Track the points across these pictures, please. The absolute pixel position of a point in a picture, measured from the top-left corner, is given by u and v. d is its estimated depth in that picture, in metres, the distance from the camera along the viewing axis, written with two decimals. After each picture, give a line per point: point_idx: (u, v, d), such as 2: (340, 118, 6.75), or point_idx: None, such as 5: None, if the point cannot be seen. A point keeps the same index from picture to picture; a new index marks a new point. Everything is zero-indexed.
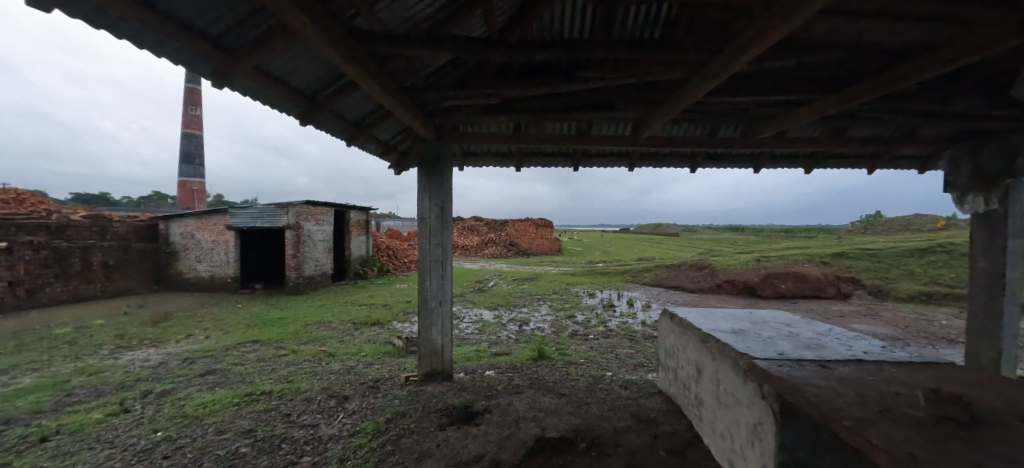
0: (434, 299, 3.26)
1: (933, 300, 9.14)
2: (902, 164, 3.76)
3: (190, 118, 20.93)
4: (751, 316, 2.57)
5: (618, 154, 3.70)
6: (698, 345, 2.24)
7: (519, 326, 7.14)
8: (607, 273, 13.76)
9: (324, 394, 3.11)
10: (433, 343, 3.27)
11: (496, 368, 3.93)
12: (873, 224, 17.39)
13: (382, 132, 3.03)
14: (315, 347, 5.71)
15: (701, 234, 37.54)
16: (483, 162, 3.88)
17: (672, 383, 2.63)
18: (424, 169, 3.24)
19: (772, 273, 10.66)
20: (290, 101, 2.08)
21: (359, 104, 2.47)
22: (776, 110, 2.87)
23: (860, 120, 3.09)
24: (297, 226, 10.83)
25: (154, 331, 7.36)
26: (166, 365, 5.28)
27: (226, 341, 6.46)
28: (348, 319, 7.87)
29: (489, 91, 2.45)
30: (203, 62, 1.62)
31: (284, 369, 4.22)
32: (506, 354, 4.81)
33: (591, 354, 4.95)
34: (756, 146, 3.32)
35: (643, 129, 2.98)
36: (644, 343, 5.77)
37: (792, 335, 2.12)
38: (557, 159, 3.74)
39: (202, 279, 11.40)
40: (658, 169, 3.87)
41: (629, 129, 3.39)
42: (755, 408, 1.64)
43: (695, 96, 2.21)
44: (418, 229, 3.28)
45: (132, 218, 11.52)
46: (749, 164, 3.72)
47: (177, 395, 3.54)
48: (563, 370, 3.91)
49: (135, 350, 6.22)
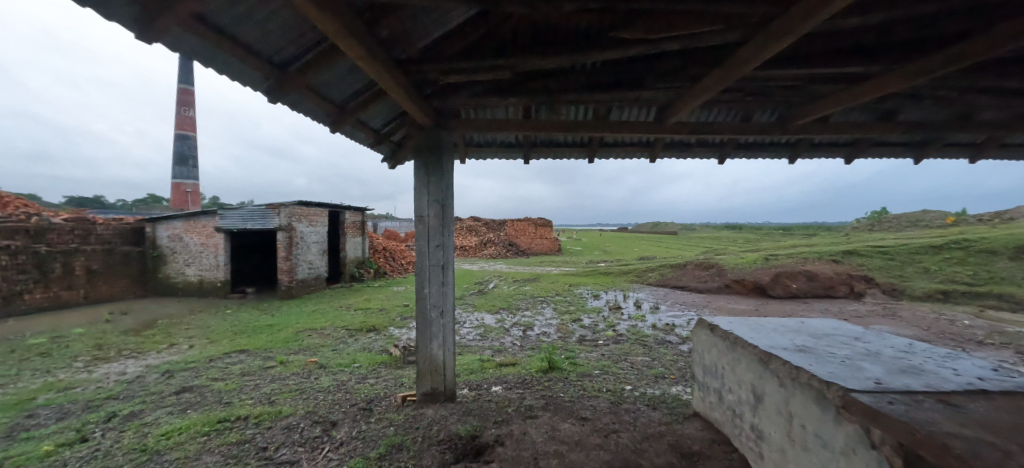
0: (435, 309, 2.85)
1: (950, 298, 8.83)
2: (955, 152, 3.39)
3: (184, 119, 20.42)
4: (806, 327, 2.20)
5: (638, 144, 3.33)
6: (756, 367, 1.86)
7: (524, 331, 6.75)
8: (611, 273, 13.37)
9: (309, 421, 2.70)
10: (433, 358, 2.87)
11: (504, 383, 3.54)
12: (880, 221, 17.11)
13: (374, 119, 2.66)
14: (305, 358, 5.29)
15: (702, 233, 36.13)
16: (487, 153, 3.51)
17: (715, 407, 2.25)
18: (421, 161, 2.84)
19: (782, 272, 10.30)
20: (253, 69, 1.69)
21: (345, 80, 2.07)
22: (828, 88, 2.51)
23: (922, 101, 2.71)
24: (289, 227, 10.38)
25: (135, 341, 6.91)
26: (143, 380, 4.86)
27: (211, 351, 6.05)
28: (343, 325, 7.45)
29: (501, 64, 2.07)
30: (127, 8, 1.21)
31: (268, 386, 3.81)
32: (513, 365, 4.42)
33: (603, 362, 4.56)
34: (797, 133, 2.95)
35: (673, 111, 2.61)
36: (659, 350, 5.39)
37: (871, 354, 1.76)
38: (571, 149, 3.36)
39: (191, 284, 10.95)
40: (682, 160, 3.50)
41: (652, 115, 3.02)
42: (856, 460, 1.26)
43: (749, 65, 1.84)
44: (416, 229, 2.88)
45: (117, 220, 11.05)
46: (783, 154, 3.35)
47: (144, 421, 3.13)
48: (578, 384, 3.52)
49: (112, 362, 5.78)
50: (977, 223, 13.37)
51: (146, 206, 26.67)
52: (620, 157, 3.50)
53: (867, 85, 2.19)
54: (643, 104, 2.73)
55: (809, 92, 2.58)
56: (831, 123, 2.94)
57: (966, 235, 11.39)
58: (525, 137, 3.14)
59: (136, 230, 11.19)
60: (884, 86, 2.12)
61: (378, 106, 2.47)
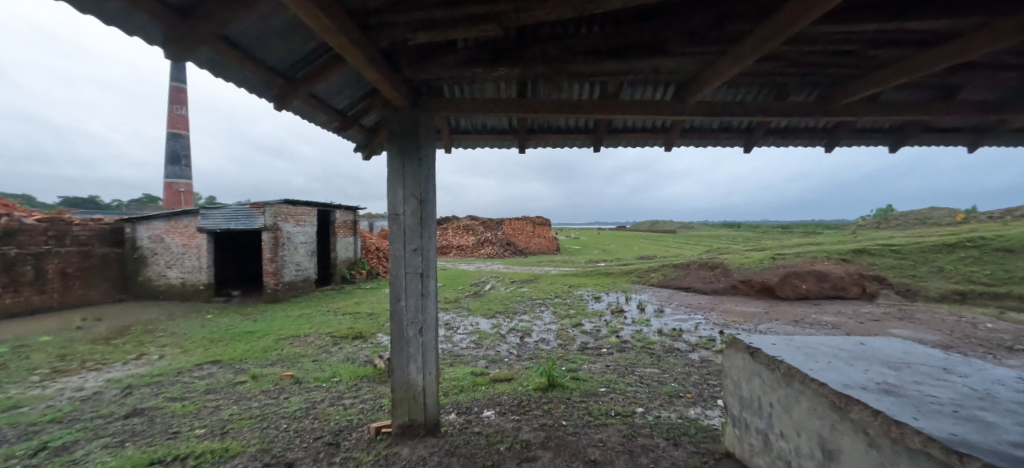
0: (412, 327, 2.38)
1: (968, 300, 8.43)
2: (1015, 139, 2.95)
3: (175, 118, 19.86)
4: (873, 353, 1.76)
5: (652, 129, 2.88)
6: (826, 413, 1.40)
7: (521, 338, 6.27)
8: (612, 274, 12.90)
9: (259, 464, 2.26)
10: (411, 385, 2.40)
11: (497, 407, 3.09)
12: (887, 218, 16.73)
13: (336, 97, 2.20)
14: (281, 371, 4.83)
15: (702, 231, 35.24)
16: (476, 141, 3.07)
17: (759, 454, 1.79)
18: (395, 147, 2.38)
19: (791, 271, 9.87)
20: (138, 12, 1.23)
21: (283, 39, 1.61)
22: (892, 53, 2.06)
23: (997, 74, 2.26)
24: (275, 227, 9.90)
25: (103, 350, 6.41)
26: (98, 398, 4.37)
27: (182, 362, 5.57)
28: (328, 332, 6.96)
29: (486, 17, 1.62)
30: None
31: (229, 410, 3.34)
32: (508, 380, 3.96)
33: (608, 376, 4.11)
34: (841, 114, 2.51)
35: (700, 84, 2.19)
36: (668, 360, 4.94)
37: (985, 397, 1.33)
38: (574, 136, 2.91)
39: (172, 287, 10.45)
40: (701, 148, 3.06)
41: (670, 94, 2.59)
42: None
43: (815, 12, 1.39)
44: (390, 230, 2.41)
45: (94, 220, 10.52)
46: (819, 141, 2.92)
47: (73, 456, 2.67)
48: (582, 407, 3.08)
49: (72, 376, 5.30)
50: (989, 219, 12.98)
51: (139, 206, 26.08)
52: (631, 146, 3.07)
53: (949, 46, 1.74)
54: (663, 77, 2.30)
55: (865, 59, 2.14)
56: (883, 103, 2.50)
57: (979, 233, 10.97)
58: (522, 122, 2.69)
59: (115, 230, 10.68)
60: (976, 46, 1.67)
61: (338, 78, 2.00)
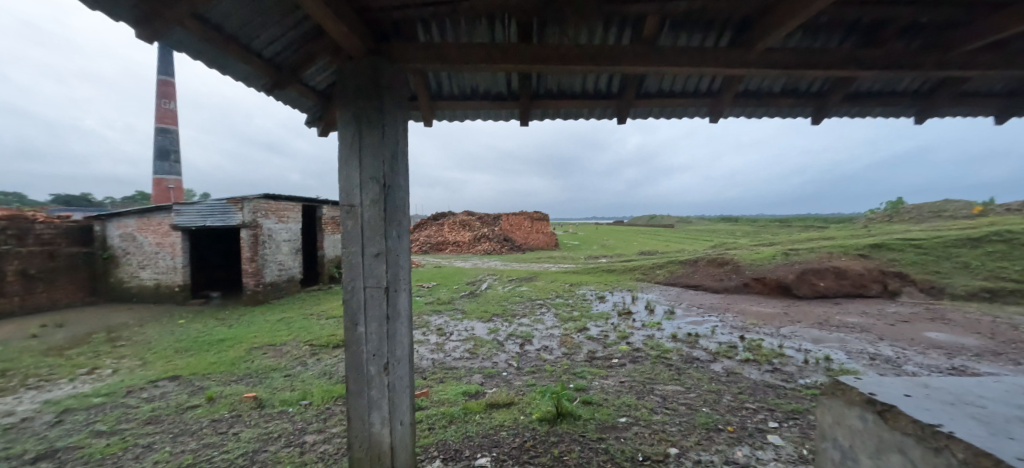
0: (375, 362, 1.72)
1: (998, 298, 7.88)
2: None
3: (162, 113, 18.96)
4: None
5: (693, 92, 2.27)
6: None
7: (521, 346, 5.60)
8: (616, 271, 12.22)
9: None
10: (374, 441, 1.75)
11: (494, 450, 2.46)
12: (899, 210, 16.17)
13: (253, 31, 1.52)
14: (243, 390, 4.15)
15: (699, 226, 34.95)
16: (466, 112, 2.44)
17: None
18: (349, 112, 1.70)
19: (808, 268, 9.27)
20: None
21: None
22: None
23: None
24: (254, 223, 9.14)
25: (51, 363, 5.70)
26: (23, 428, 3.69)
27: (136, 379, 4.88)
28: (308, 339, 6.28)
29: None
30: None
31: (157, 455, 2.67)
32: (508, 406, 3.29)
33: (625, 396, 3.50)
34: (961, 65, 1.86)
35: (780, 17, 1.52)
36: (690, 373, 4.31)
37: None
38: (594, 102, 2.30)
39: (146, 288, 9.72)
40: (753, 115, 2.44)
41: (723, 42, 1.94)
42: None
43: None
44: (344, 226, 1.74)
45: (60, 219, 9.74)
46: (909, 107, 2.31)
47: None
48: (599, 448, 2.47)
49: (5, 396, 4.59)
50: (1007, 212, 12.48)
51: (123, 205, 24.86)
52: (663, 114, 2.47)
53: None
54: (724, 10, 1.65)
55: None
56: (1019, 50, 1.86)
57: (1003, 226, 10.42)
58: (526, 82, 2.07)
59: (83, 229, 9.89)
60: None
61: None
